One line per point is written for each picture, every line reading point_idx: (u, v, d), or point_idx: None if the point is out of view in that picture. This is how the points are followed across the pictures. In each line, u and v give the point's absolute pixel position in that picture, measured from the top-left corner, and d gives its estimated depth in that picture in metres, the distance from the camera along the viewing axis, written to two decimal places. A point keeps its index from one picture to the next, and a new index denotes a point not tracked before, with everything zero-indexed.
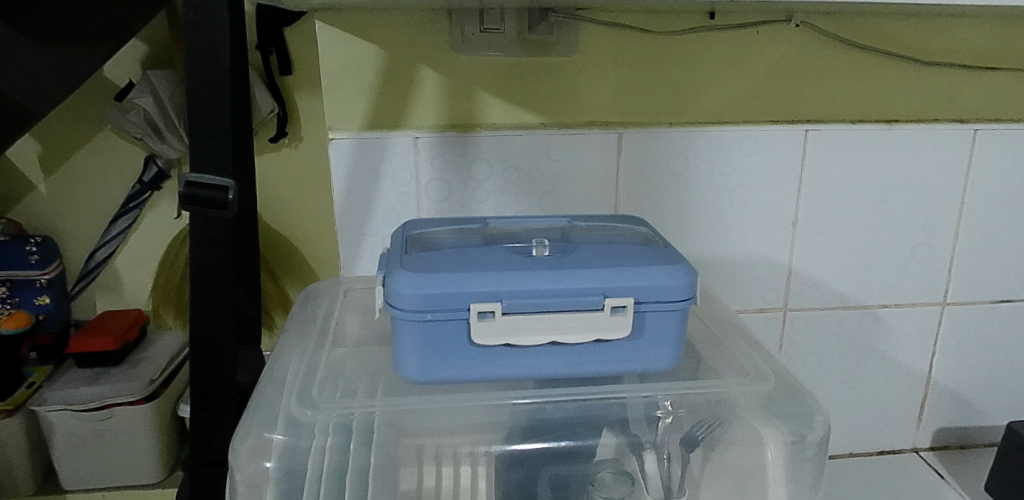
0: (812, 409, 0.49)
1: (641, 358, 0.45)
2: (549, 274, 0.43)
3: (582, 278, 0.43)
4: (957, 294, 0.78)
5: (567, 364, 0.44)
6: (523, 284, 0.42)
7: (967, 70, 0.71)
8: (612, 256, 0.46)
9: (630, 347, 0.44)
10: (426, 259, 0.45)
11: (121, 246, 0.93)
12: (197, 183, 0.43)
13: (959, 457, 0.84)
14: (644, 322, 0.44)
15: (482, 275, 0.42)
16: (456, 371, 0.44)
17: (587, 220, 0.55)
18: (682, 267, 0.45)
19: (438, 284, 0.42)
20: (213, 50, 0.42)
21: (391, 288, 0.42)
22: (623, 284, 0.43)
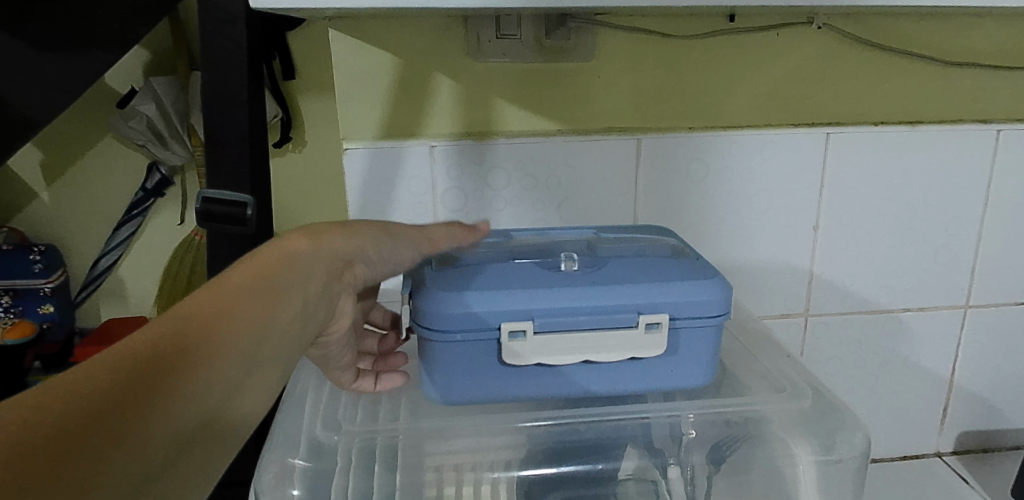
0: (849, 427, 0.48)
1: (676, 374, 0.44)
2: (583, 292, 0.42)
3: (617, 295, 0.42)
4: (980, 297, 0.77)
5: (603, 384, 0.43)
6: (556, 301, 0.41)
7: (990, 70, 0.69)
8: (644, 269, 0.45)
9: (667, 364, 0.43)
10: (455, 276, 0.44)
11: (124, 253, 0.94)
12: (216, 199, 0.44)
13: (983, 461, 0.83)
14: (678, 338, 0.43)
15: (516, 293, 0.41)
16: (488, 392, 0.43)
17: (613, 231, 0.54)
18: (715, 280, 0.43)
19: (469, 304, 0.41)
20: (231, 66, 0.43)
21: (420, 307, 0.41)
22: (658, 300, 0.42)
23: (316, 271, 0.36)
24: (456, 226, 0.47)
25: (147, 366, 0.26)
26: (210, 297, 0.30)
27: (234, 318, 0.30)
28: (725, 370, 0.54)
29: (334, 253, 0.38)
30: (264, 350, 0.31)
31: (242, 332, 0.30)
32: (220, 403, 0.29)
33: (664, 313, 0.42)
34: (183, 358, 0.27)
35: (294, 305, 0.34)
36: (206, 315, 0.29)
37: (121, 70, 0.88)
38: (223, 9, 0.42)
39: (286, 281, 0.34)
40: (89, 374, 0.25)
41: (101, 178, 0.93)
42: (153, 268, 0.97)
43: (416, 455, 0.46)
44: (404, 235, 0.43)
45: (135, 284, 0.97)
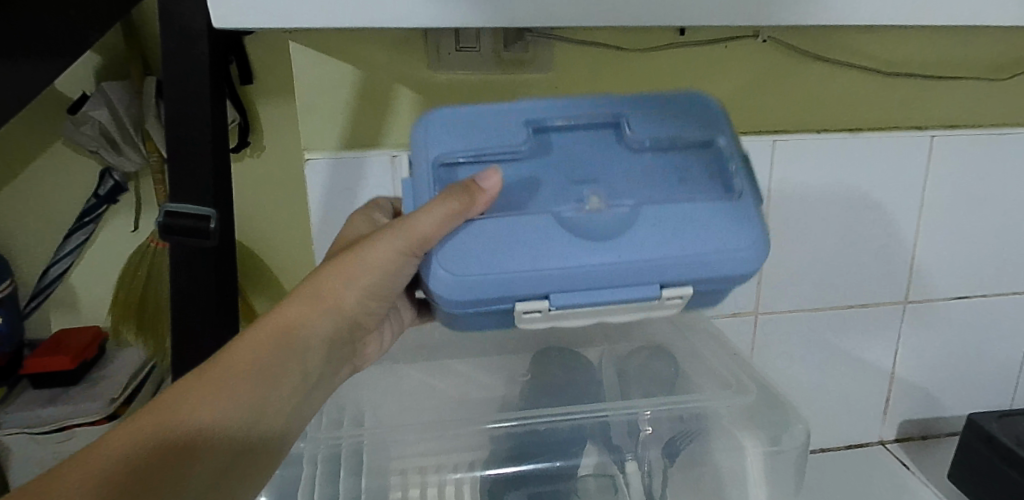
0: (792, 418, 0.52)
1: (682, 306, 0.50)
2: (607, 270, 0.44)
3: (635, 274, 0.44)
4: (917, 294, 0.82)
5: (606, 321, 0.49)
6: (574, 280, 0.44)
7: (922, 80, 0.74)
8: (671, 234, 0.45)
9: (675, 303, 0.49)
10: (471, 241, 0.44)
11: (76, 260, 0.92)
12: (177, 212, 0.44)
13: (922, 447, 0.88)
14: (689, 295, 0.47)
15: (530, 274, 0.43)
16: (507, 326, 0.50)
17: (640, 132, 0.50)
18: (739, 254, 0.45)
19: (489, 289, 0.43)
20: (193, 78, 0.44)
21: (438, 292, 0.44)
22: (680, 276, 0.45)
23: (318, 321, 0.44)
24: (454, 202, 0.43)
25: (165, 428, 0.35)
26: (228, 365, 0.39)
27: (244, 385, 0.39)
28: (679, 367, 0.58)
29: (336, 303, 0.45)
30: (260, 415, 0.40)
31: (246, 400, 0.39)
32: (220, 459, 0.37)
33: (683, 287, 0.46)
34: (202, 411, 0.36)
35: (295, 370, 0.42)
36: (221, 381, 0.38)
37: (71, 76, 0.86)
38: (188, 27, 0.43)
39: (291, 347, 0.42)
40: (123, 436, 0.33)
41: (50, 186, 0.91)
42: (107, 276, 0.95)
43: (380, 459, 0.48)
44: (393, 247, 0.44)
45: (89, 294, 0.95)
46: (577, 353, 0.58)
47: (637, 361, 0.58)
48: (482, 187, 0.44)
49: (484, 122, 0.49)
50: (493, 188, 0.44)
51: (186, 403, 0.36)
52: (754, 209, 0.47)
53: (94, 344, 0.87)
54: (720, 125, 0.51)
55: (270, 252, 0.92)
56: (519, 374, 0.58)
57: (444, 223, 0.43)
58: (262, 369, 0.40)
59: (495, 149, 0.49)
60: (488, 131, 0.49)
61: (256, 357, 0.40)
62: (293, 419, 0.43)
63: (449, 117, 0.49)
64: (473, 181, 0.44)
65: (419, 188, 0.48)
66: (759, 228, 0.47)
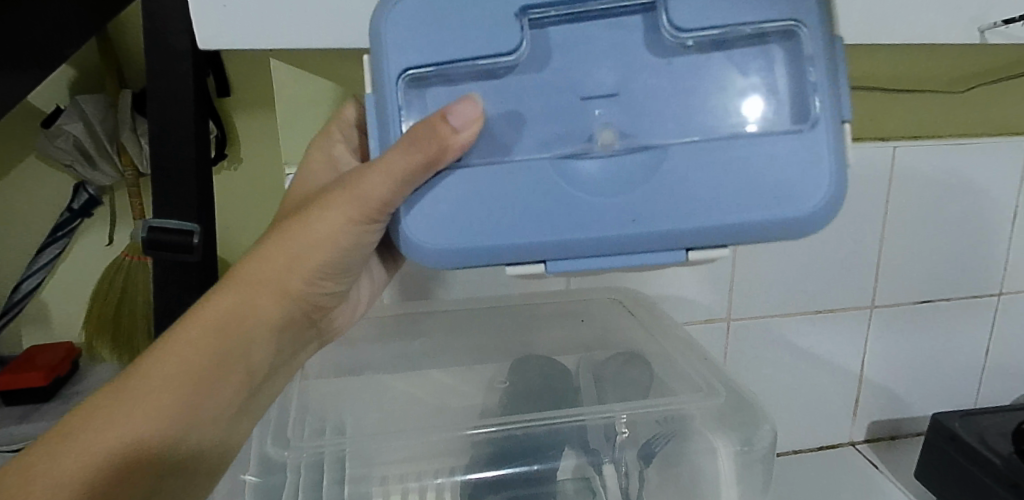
0: (759, 421, 0.54)
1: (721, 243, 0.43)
2: (620, 239, 0.37)
3: (655, 243, 0.37)
4: (883, 299, 0.85)
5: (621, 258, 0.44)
6: (579, 250, 0.38)
7: (883, 93, 0.78)
8: (705, 185, 0.37)
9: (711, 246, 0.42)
10: (447, 198, 0.38)
11: (47, 275, 0.90)
12: (160, 227, 0.45)
13: (891, 447, 0.91)
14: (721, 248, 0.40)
15: (520, 243, 0.37)
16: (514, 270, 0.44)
17: (689, 28, 0.37)
18: (795, 218, 0.37)
19: (470, 255, 0.38)
20: (177, 98, 0.46)
21: (414, 255, 0.39)
22: (714, 236, 0.37)
23: (266, 309, 0.44)
24: (413, 157, 0.36)
25: (111, 439, 0.37)
26: (173, 368, 0.40)
27: (188, 389, 0.40)
28: (654, 372, 0.59)
29: (287, 283, 0.44)
30: (209, 413, 0.42)
31: (192, 402, 0.40)
32: (172, 459, 0.40)
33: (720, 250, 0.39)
34: (146, 418, 0.38)
35: (246, 362, 0.43)
36: (164, 387, 0.39)
37: (44, 89, 0.86)
38: (171, 47, 0.45)
39: (241, 340, 0.43)
40: (71, 450, 0.36)
41: (24, 200, 0.90)
42: (81, 290, 0.94)
43: (363, 466, 0.49)
44: (344, 218, 0.41)
45: (64, 308, 0.95)
46: (553, 360, 0.60)
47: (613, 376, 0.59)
48: (452, 127, 0.36)
49: (473, 13, 0.37)
50: (468, 132, 0.36)
51: (130, 414, 0.38)
52: (833, 145, 0.37)
53: (67, 361, 0.86)
54: (809, 9, 0.37)
55: None
56: (498, 381, 0.60)
57: (398, 188, 0.37)
58: (208, 368, 0.41)
59: (478, 57, 0.37)
60: (475, 31, 0.37)
61: (200, 357, 0.41)
62: (248, 405, 0.45)
63: (422, 8, 0.37)
64: (440, 117, 0.36)
65: (384, 122, 0.39)
66: (833, 174, 0.37)
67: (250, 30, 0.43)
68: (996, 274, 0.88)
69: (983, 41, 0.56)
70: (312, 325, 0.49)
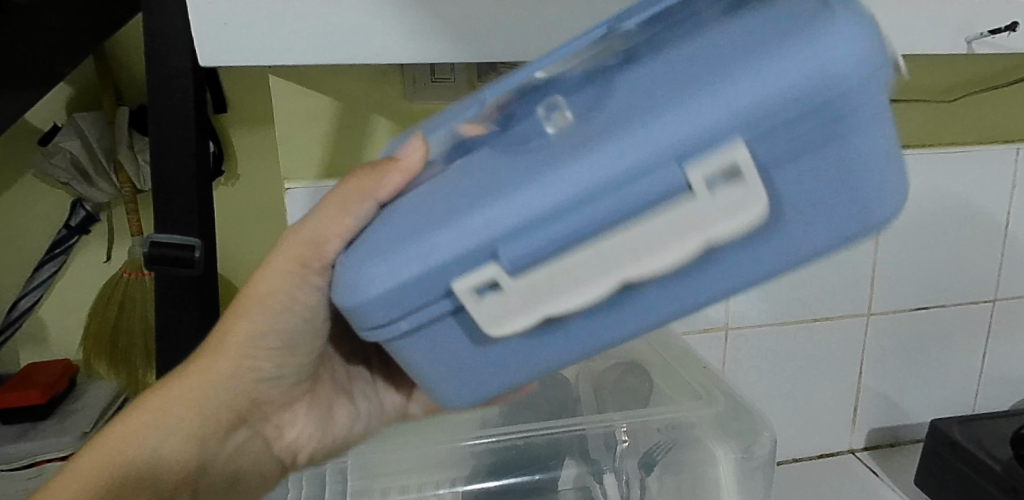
0: (758, 427, 0.56)
1: (839, 215, 0.21)
2: (544, 188, 0.24)
3: (596, 167, 0.22)
4: (879, 306, 0.86)
5: (686, 297, 0.25)
6: (500, 214, 0.24)
7: None
8: (664, 84, 0.23)
9: (801, 218, 0.22)
10: (384, 220, 0.32)
11: (44, 293, 0.90)
12: (162, 243, 0.46)
13: (891, 454, 0.92)
14: (773, 182, 0.21)
15: (433, 234, 0.27)
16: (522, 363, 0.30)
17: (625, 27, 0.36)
18: (822, 30, 0.19)
19: (391, 270, 0.28)
20: (176, 114, 0.46)
21: (347, 298, 0.29)
22: (709, 119, 0.20)
23: (202, 400, 0.42)
24: (357, 184, 0.35)
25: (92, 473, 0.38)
26: (156, 410, 0.41)
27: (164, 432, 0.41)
28: (653, 382, 0.60)
29: (229, 370, 0.42)
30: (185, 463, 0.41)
31: (168, 446, 0.41)
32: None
33: (726, 149, 0.20)
34: (126, 456, 0.40)
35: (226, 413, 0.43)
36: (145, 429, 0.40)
37: (40, 107, 0.87)
38: (170, 66, 0.46)
39: (221, 390, 0.42)
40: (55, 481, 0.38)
41: (22, 218, 0.90)
42: (78, 308, 0.94)
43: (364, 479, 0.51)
44: (293, 276, 0.39)
45: (62, 326, 0.95)
46: (555, 373, 0.58)
47: (611, 389, 0.60)
48: (399, 156, 0.35)
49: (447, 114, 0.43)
50: (414, 156, 0.35)
51: (114, 450, 0.40)
52: None
53: (67, 378, 0.86)
54: None
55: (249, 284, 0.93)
56: None
57: (339, 211, 0.35)
58: (186, 414, 0.41)
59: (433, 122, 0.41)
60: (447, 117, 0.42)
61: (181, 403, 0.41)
62: (232, 462, 0.44)
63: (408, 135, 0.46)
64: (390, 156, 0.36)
65: None
66: None
67: (250, 49, 0.43)
68: (991, 280, 0.88)
69: (970, 51, 0.58)
70: (269, 417, 0.46)
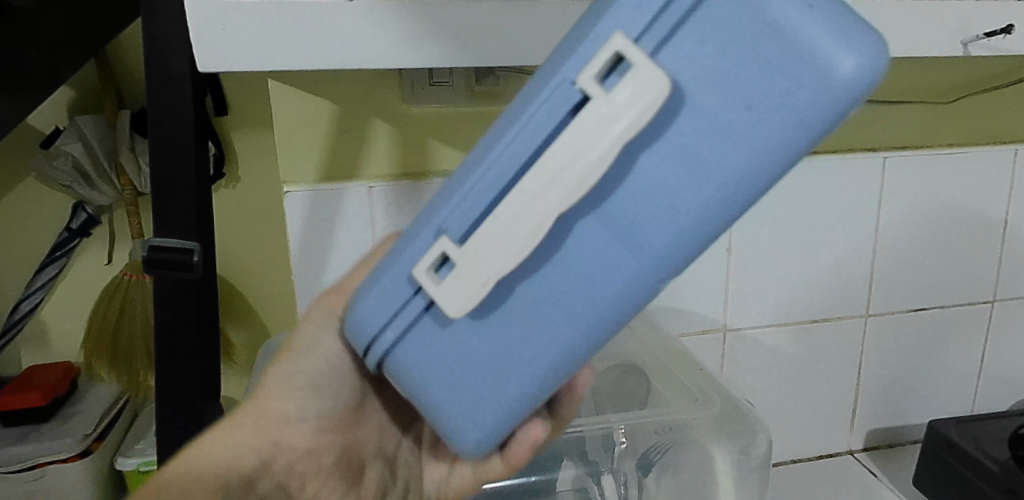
0: (755, 429, 0.56)
1: (766, 70, 0.23)
2: (489, 146, 0.28)
3: (524, 110, 0.27)
4: (877, 307, 0.86)
5: (683, 200, 0.25)
6: (456, 186, 0.30)
7: (876, 106, 0.78)
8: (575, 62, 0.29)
9: (730, 93, 0.24)
10: None
11: (45, 296, 0.91)
12: (161, 246, 0.46)
13: (889, 455, 0.92)
14: (675, 65, 0.24)
15: (410, 236, 0.32)
16: (508, 352, 0.30)
17: None
18: None
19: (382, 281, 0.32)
20: (175, 119, 0.47)
21: (358, 319, 0.33)
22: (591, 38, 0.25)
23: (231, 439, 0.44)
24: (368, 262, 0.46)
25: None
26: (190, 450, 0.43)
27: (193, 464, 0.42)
28: (651, 384, 0.60)
29: (256, 405, 0.46)
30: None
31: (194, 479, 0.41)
32: None
33: (609, 40, 0.24)
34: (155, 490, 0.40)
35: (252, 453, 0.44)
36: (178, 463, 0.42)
37: (42, 110, 0.87)
38: (170, 71, 0.46)
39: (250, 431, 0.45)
40: None
41: (24, 220, 0.91)
42: (79, 310, 0.95)
43: None
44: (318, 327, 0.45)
45: (63, 328, 0.95)
46: None
47: (610, 392, 0.60)
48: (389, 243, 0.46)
49: None
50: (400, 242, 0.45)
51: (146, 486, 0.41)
52: None
53: (67, 380, 0.87)
54: None
55: (249, 286, 0.94)
56: None
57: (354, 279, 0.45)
58: (216, 449, 0.43)
59: None
60: None
61: (212, 437, 0.44)
62: None
63: None
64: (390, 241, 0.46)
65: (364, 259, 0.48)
66: None
67: (248, 54, 0.44)
68: (989, 281, 0.89)
69: (966, 53, 0.58)
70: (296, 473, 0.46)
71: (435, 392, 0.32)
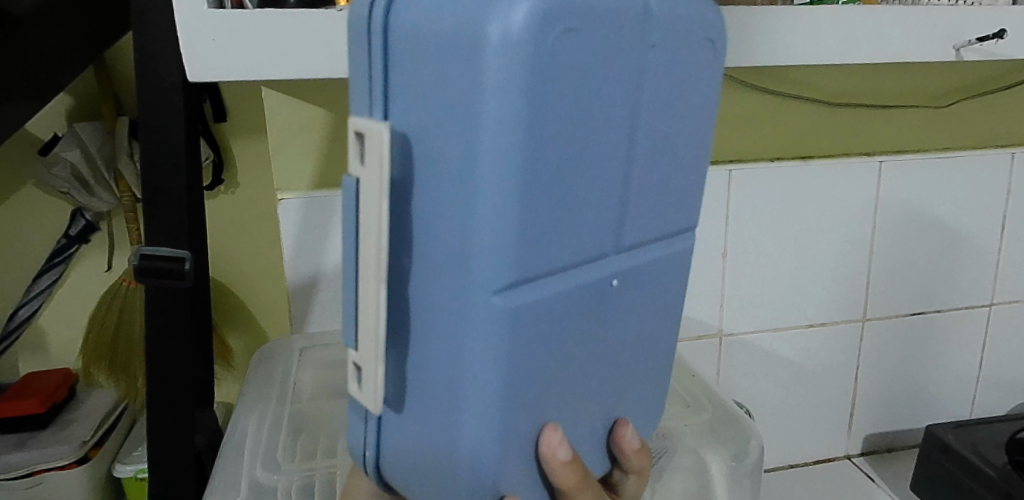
0: (747, 435, 0.56)
1: (447, 67, 0.25)
2: None
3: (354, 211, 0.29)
4: (874, 311, 0.86)
5: (478, 193, 0.25)
6: None
7: (869, 110, 0.79)
8: None
9: (446, 93, 0.25)
10: None
11: (44, 302, 0.91)
12: (152, 256, 0.46)
13: (886, 459, 0.92)
14: (403, 113, 0.27)
15: None
16: (431, 396, 0.30)
17: None
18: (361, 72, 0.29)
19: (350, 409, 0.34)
20: (167, 128, 0.47)
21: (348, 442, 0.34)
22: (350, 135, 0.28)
23: None
24: None
25: None
26: None
27: None
28: None
29: None
30: None
31: None
32: None
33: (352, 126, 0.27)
34: None
35: None
36: None
37: (42, 117, 0.87)
38: (161, 80, 0.46)
39: None
40: None
41: (22, 227, 0.91)
42: (76, 316, 0.95)
43: None
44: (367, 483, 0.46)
45: (59, 335, 0.95)
46: None
47: None
48: None
49: None
50: None
51: None
52: None
53: (65, 386, 0.86)
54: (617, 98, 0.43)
55: (245, 292, 0.94)
56: None
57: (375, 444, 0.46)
58: None
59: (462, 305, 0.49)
60: None
61: None
62: None
63: None
64: None
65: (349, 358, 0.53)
66: None
67: (239, 65, 0.44)
68: (987, 285, 0.89)
69: (959, 58, 0.58)
70: None
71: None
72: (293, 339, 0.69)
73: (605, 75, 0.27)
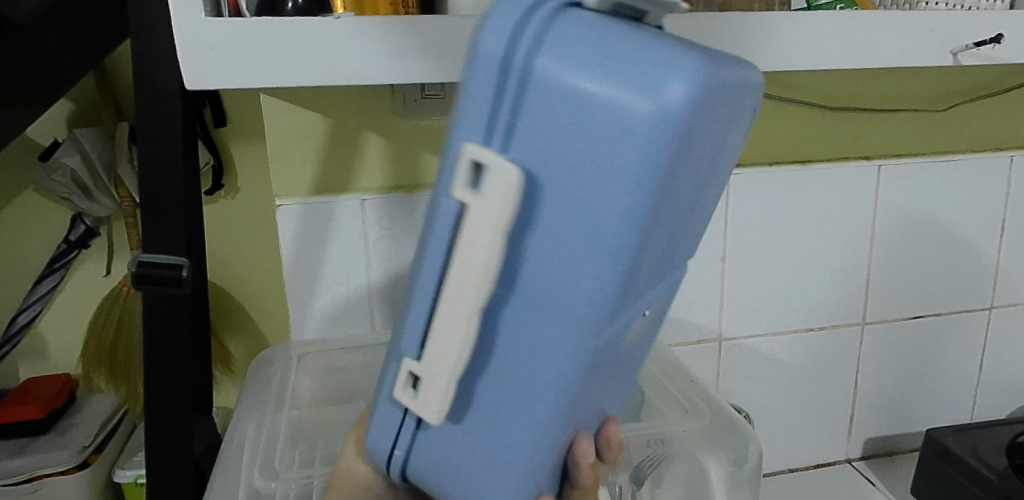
0: (745, 441, 0.55)
1: (595, 129, 0.24)
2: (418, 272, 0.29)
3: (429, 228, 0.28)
4: (873, 315, 0.86)
5: (596, 255, 0.26)
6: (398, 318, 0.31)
7: (868, 114, 0.79)
8: None
9: (581, 154, 0.25)
10: None
11: (44, 308, 0.91)
12: (150, 263, 0.46)
13: (886, 463, 0.91)
14: (522, 153, 0.26)
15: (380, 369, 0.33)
16: (502, 427, 0.31)
17: None
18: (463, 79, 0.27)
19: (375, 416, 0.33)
20: (165, 135, 0.47)
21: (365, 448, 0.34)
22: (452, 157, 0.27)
23: None
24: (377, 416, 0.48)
25: None
26: None
27: None
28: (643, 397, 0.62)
29: None
30: None
31: None
32: None
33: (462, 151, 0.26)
34: None
35: None
36: None
37: (42, 123, 0.87)
38: (160, 87, 0.46)
39: None
40: None
41: (22, 233, 0.91)
42: (77, 322, 0.95)
43: None
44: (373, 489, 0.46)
45: (60, 341, 0.95)
46: None
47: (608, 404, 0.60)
48: None
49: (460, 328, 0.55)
50: None
51: None
52: None
53: (65, 392, 0.87)
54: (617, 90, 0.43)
55: (245, 297, 0.94)
56: None
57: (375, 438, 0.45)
58: None
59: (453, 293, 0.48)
60: None
61: None
62: None
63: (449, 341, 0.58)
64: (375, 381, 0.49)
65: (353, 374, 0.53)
66: None
67: (236, 73, 0.44)
68: (986, 288, 0.89)
69: (957, 63, 0.58)
70: None
71: (425, 425, 0.32)
72: (293, 345, 0.69)
73: (709, 144, 0.29)
